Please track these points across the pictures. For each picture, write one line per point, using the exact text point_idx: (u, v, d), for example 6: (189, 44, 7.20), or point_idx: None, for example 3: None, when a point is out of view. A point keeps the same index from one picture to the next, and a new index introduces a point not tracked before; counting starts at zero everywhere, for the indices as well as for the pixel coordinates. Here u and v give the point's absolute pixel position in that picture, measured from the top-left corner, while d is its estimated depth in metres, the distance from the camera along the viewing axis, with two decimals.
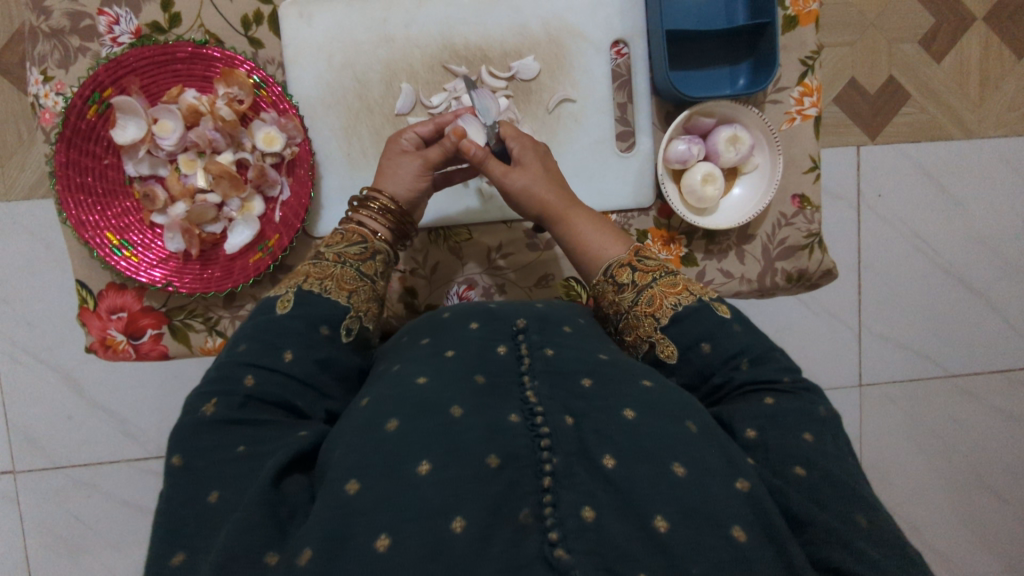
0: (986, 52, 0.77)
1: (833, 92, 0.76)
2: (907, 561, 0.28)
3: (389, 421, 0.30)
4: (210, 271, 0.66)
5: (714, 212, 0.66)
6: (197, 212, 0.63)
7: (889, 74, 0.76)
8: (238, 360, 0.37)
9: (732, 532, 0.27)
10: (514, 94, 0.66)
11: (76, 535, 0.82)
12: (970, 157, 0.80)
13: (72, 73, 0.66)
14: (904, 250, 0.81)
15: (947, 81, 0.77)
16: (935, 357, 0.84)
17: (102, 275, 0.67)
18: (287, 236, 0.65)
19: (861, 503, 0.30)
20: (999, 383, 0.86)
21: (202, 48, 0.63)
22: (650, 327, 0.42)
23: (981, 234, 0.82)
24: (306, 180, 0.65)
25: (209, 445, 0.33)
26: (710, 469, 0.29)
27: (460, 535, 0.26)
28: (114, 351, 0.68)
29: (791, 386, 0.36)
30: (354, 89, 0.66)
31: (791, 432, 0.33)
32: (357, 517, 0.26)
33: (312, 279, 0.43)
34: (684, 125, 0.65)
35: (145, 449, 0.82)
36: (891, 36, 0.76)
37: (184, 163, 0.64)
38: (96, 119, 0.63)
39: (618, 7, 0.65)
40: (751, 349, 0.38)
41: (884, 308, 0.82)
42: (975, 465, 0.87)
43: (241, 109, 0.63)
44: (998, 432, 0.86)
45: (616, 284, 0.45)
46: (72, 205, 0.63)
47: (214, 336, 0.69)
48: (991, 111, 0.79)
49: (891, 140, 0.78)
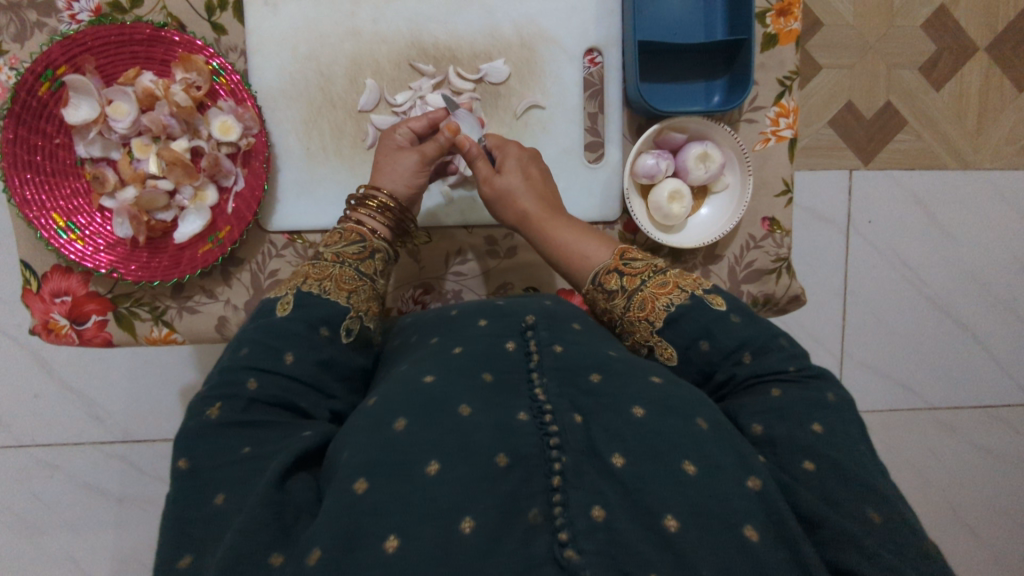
0: (985, 83, 0.83)
1: (829, 114, 0.81)
2: (913, 553, 0.30)
3: (396, 420, 0.31)
4: (158, 260, 0.63)
5: (681, 230, 0.69)
6: (148, 198, 0.60)
7: (887, 100, 0.82)
8: (240, 363, 0.37)
9: (745, 532, 0.28)
10: (482, 96, 0.67)
11: (34, 517, 0.80)
12: (967, 186, 0.86)
13: (28, 48, 0.62)
14: (892, 277, 0.87)
15: (945, 110, 0.83)
16: (911, 386, 0.90)
17: (47, 256, 0.63)
18: (238, 229, 0.62)
19: (873, 496, 0.32)
20: (979, 418, 0.91)
21: (161, 30, 0.60)
22: (647, 330, 0.44)
23: (969, 263, 0.88)
24: (261, 172, 0.63)
25: (218, 446, 0.34)
26: (720, 466, 0.30)
27: (470, 536, 0.27)
28: (56, 335, 0.64)
29: (797, 374, 0.38)
30: (317, 82, 0.65)
31: (799, 425, 0.35)
32: (366, 517, 0.27)
33: (311, 280, 0.43)
34: (654, 140, 0.67)
35: (110, 433, 0.81)
36: (891, 62, 0.81)
37: (137, 147, 0.61)
38: (49, 97, 0.59)
39: (591, 16, 0.67)
40: (752, 342, 0.40)
41: (866, 326, 0.88)
42: (949, 495, 0.92)
43: (198, 96, 0.60)
44: (966, 445, 0.91)
45: (606, 292, 0.48)
46: (17, 184, 0.60)
47: (160, 326, 0.65)
48: (989, 143, 0.85)
49: (884, 165, 0.84)
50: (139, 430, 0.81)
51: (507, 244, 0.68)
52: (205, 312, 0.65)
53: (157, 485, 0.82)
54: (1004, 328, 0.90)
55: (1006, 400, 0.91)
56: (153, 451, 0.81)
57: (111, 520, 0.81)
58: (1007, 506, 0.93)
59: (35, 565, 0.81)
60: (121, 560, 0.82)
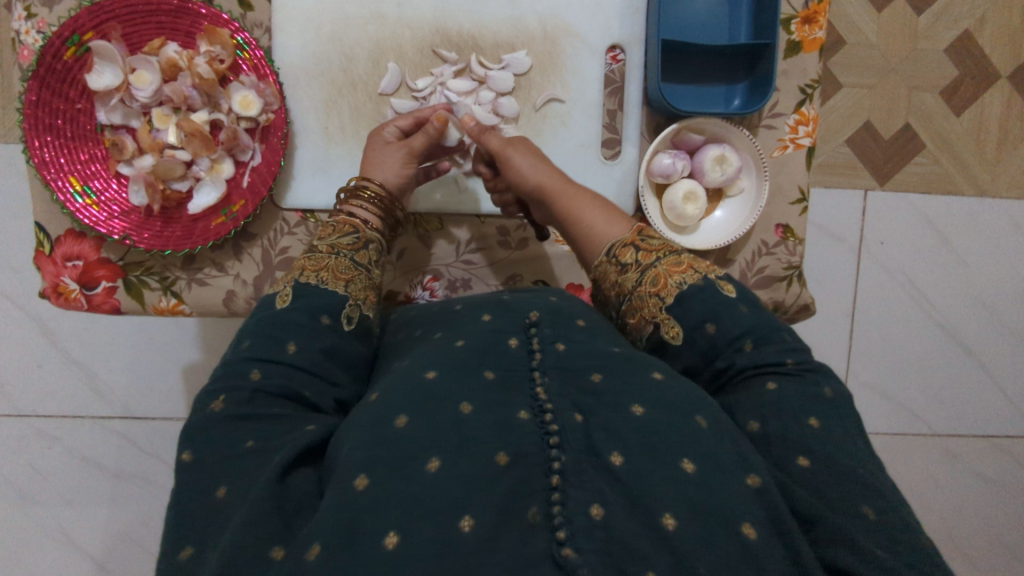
0: (1007, 110, 0.82)
1: (847, 133, 0.81)
2: (911, 553, 0.30)
3: (397, 417, 0.32)
4: (171, 230, 0.63)
5: (695, 232, 0.68)
6: (164, 167, 0.61)
7: (905, 122, 0.81)
8: (244, 355, 0.39)
9: (742, 529, 0.28)
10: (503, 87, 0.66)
11: (32, 488, 0.82)
12: (981, 214, 0.85)
13: (56, 12, 0.62)
14: (902, 301, 0.86)
15: (964, 134, 0.82)
16: (914, 410, 0.90)
17: (63, 221, 0.64)
18: (252, 203, 0.63)
19: (872, 495, 0.32)
20: (981, 446, 0.91)
21: (188, 2, 0.61)
22: (655, 307, 0.43)
23: (979, 291, 0.87)
24: (279, 148, 0.63)
25: (220, 437, 0.35)
26: (720, 465, 0.30)
27: (469, 534, 0.27)
28: (65, 299, 0.64)
29: (794, 368, 0.38)
30: (339, 63, 0.65)
31: (795, 418, 0.35)
32: (366, 514, 0.28)
33: (308, 271, 0.44)
34: (672, 139, 0.66)
35: (110, 408, 0.82)
36: (912, 84, 0.81)
37: (157, 117, 0.61)
38: (73, 61, 0.60)
39: (617, 12, 0.67)
40: (756, 331, 0.40)
41: (872, 349, 0.88)
42: (947, 523, 0.92)
43: (221, 69, 0.61)
44: (967, 472, 0.91)
45: (619, 265, 0.47)
46: (36, 144, 0.60)
47: (168, 296, 0.65)
48: (1006, 173, 0.84)
49: (900, 188, 0.83)
50: (140, 406, 0.82)
51: (517, 237, 0.68)
52: (213, 285, 0.66)
53: (155, 462, 0.83)
54: (1010, 357, 0.89)
55: (1007, 429, 0.91)
56: (153, 429, 0.83)
57: (108, 495, 0.83)
58: (1003, 536, 0.92)
59: (31, 535, 0.83)
60: (116, 534, 0.83)
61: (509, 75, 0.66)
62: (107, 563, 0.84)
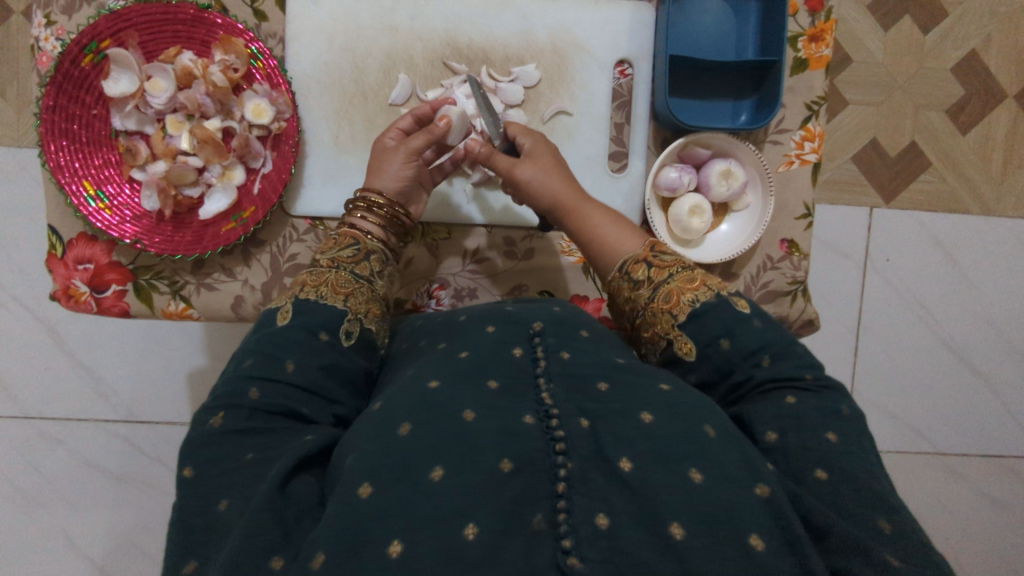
0: (1013, 130, 0.83)
1: (853, 149, 0.81)
2: (923, 561, 0.30)
3: (400, 425, 0.32)
4: (181, 234, 0.64)
5: (700, 245, 0.69)
6: (177, 173, 0.62)
7: (911, 139, 0.82)
8: (244, 373, 0.39)
9: (750, 540, 0.29)
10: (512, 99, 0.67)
11: (34, 489, 0.82)
12: (988, 232, 0.85)
13: (75, 20, 0.64)
14: (907, 319, 0.86)
15: (971, 153, 0.83)
16: (920, 429, 0.89)
17: (75, 224, 0.65)
18: (262, 210, 0.64)
19: (883, 506, 0.32)
20: (988, 466, 0.90)
21: (205, 12, 0.62)
22: (668, 323, 0.44)
23: (986, 309, 0.87)
24: (290, 156, 0.64)
25: (221, 453, 0.35)
26: (728, 474, 0.31)
27: (473, 541, 0.27)
28: (75, 302, 0.65)
29: (813, 383, 0.38)
30: (351, 73, 0.66)
31: (814, 435, 0.35)
32: (370, 521, 0.28)
33: (308, 287, 0.45)
34: (678, 153, 0.67)
35: (115, 411, 0.83)
36: (918, 102, 0.81)
37: (171, 124, 0.63)
38: (91, 68, 0.61)
39: (625, 27, 0.68)
40: (772, 346, 0.40)
41: (877, 366, 0.87)
42: (954, 544, 0.90)
43: (235, 78, 0.62)
44: (973, 493, 0.90)
45: (631, 281, 0.48)
46: (52, 149, 0.62)
47: (177, 300, 0.66)
48: (1012, 192, 0.84)
49: (906, 205, 0.83)
50: (144, 409, 0.83)
51: (523, 247, 0.69)
52: (222, 289, 0.67)
53: (156, 466, 0.84)
54: (1017, 376, 0.89)
55: (1015, 449, 0.90)
56: (155, 432, 0.83)
57: (109, 498, 0.83)
58: (1011, 559, 0.91)
59: (31, 536, 0.83)
60: (115, 538, 0.84)
61: (518, 87, 0.67)
62: (106, 566, 0.84)
